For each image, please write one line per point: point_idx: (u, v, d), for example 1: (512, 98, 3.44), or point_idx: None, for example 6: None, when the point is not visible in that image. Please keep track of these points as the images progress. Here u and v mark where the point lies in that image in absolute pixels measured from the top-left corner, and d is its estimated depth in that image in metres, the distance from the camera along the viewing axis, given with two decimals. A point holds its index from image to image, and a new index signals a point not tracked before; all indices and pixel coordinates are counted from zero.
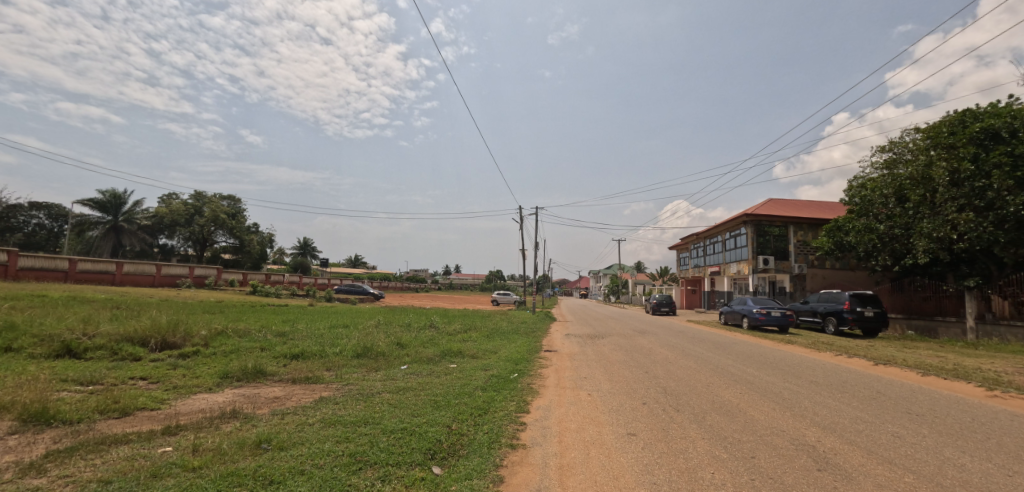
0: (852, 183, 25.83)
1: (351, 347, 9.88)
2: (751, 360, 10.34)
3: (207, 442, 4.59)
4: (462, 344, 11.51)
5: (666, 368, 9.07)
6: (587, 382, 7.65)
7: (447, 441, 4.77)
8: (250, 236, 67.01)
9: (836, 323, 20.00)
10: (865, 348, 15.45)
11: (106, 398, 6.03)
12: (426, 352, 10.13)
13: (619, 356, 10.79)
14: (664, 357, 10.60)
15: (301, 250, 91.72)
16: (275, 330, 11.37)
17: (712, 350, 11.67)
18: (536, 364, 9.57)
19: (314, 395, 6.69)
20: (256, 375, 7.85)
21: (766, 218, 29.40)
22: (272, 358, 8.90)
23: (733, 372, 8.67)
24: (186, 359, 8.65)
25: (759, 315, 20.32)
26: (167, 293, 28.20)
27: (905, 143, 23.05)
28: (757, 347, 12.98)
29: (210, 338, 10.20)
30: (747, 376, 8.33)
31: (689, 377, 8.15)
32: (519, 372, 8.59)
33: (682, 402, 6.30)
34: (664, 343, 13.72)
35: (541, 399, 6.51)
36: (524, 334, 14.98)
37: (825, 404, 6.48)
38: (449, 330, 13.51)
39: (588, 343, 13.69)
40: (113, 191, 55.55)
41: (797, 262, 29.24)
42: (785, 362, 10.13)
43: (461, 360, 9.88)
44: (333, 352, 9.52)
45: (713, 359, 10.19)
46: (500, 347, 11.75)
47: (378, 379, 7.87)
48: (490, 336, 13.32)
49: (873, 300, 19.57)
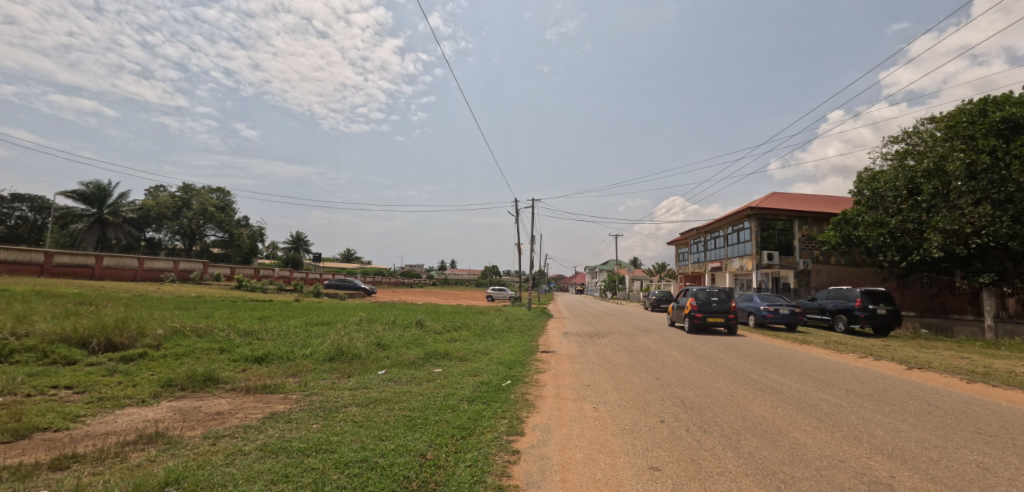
0: (861, 175, 24.86)
1: (324, 349, 8.75)
2: (771, 363, 9.32)
3: (98, 483, 3.47)
4: (450, 344, 10.42)
5: (678, 373, 8.03)
6: (591, 391, 6.60)
7: (418, 479, 3.66)
8: (240, 230, 65.57)
9: (846, 322, 19.06)
10: (882, 348, 14.46)
11: (5, 415, 4.90)
12: (408, 354, 9.01)
13: (623, 358, 9.74)
14: (673, 359, 9.55)
15: (294, 245, 90.18)
16: (244, 329, 10.26)
17: (726, 352, 10.63)
18: (532, 368, 8.50)
19: (264, 410, 5.59)
20: (205, 383, 6.72)
21: (770, 211, 28.48)
22: (230, 362, 7.77)
23: (755, 379, 7.66)
24: (129, 363, 7.49)
25: (766, 313, 19.30)
26: (145, 287, 26.88)
27: (919, 133, 22.06)
28: (772, 347, 11.97)
29: (165, 338, 9.06)
30: (772, 383, 7.34)
31: (706, 384, 7.15)
32: (512, 379, 7.46)
33: (708, 419, 5.27)
34: (670, 343, 12.67)
35: (538, 415, 5.40)
36: (520, 332, 13.92)
37: (878, 422, 5.48)
38: (437, 329, 12.43)
39: (588, 342, 12.61)
40: (97, 182, 53.56)
41: (802, 257, 28.12)
42: (809, 366, 9.11)
43: (448, 363, 8.79)
44: (302, 355, 8.40)
45: (729, 363, 9.18)
46: (492, 347, 10.69)
47: (348, 387, 6.75)
48: (481, 335, 12.26)
49: (886, 297, 18.63)
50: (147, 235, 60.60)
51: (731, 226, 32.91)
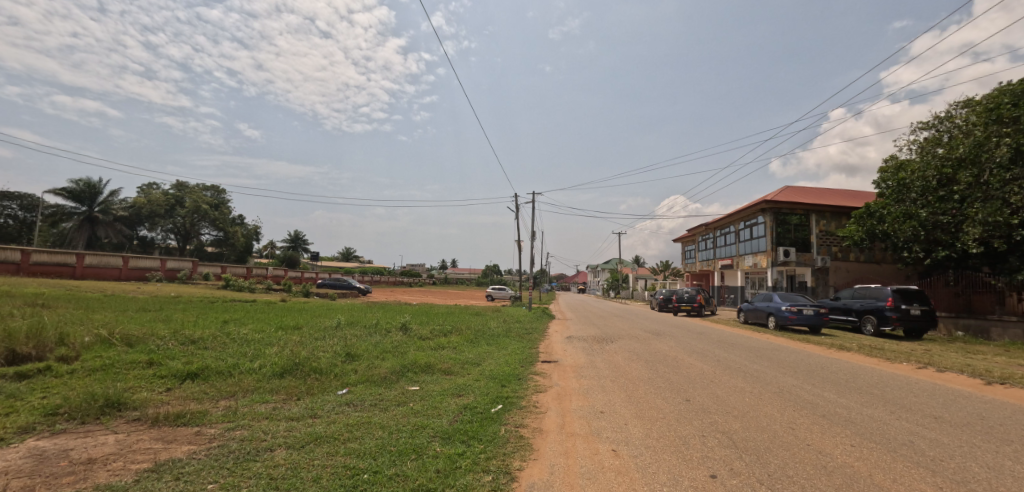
0: (886, 165, 23.14)
1: (277, 361, 7.20)
2: (818, 377, 7.74)
3: None
4: (434, 354, 8.82)
5: (710, 392, 6.47)
6: (606, 421, 5.06)
7: None
8: (234, 228, 64.24)
9: (876, 323, 17.41)
10: (927, 355, 12.75)
11: None
12: (379, 368, 7.43)
13: (638, 370, 8.20)
14: (699, 372, 7.98)
15: (292, 243, 88.71)
16: (191, 335, 8.73)
17: (759, 362, 9.02)
18: (528, 386, 6.91)
19: (155, 458, 4.06)
20: (103, 411, 5.20)
21: (787, 205, 26.73)
22: (153, 382, 6.27)
23: (811, 402, 6.09)
24: (21, 381, 5.97)
25: (788, 314, 17.69)
26: (121, 287, 25.28)
27: (952, 118, 20.34)
28: (807, 355, 10.39)
29: (88, 347, 7.52)
30: (834, 408, 5.82)
31: (752, 409, 5.62)
32: (503, 403, 5.86)
33: (777, 473, 3.71)
34: (689, 349, 11.08)
35: (535, 466, 3.84)
36: (517, 337, 12.36)
37: (1015, 476, 3.87)
38: (423, 334, 10.87)
39: (596, 349, 11.05)
40: (87, 180, 52.09)
41: (820, 254, 26.42)
42: (866, 382, 7.51)
43: (427, 379, 7.18)
44: (248, 369, 6.86)
45: (769, 377, 7.62)
46: (484, 357, 9.13)
47: (289, 416, 5.19)
48: (473, 341, 10.71)
49: (919, 297, 17.00)
50: (139, 233, 59.21)
51: (743, 221, 31.22)
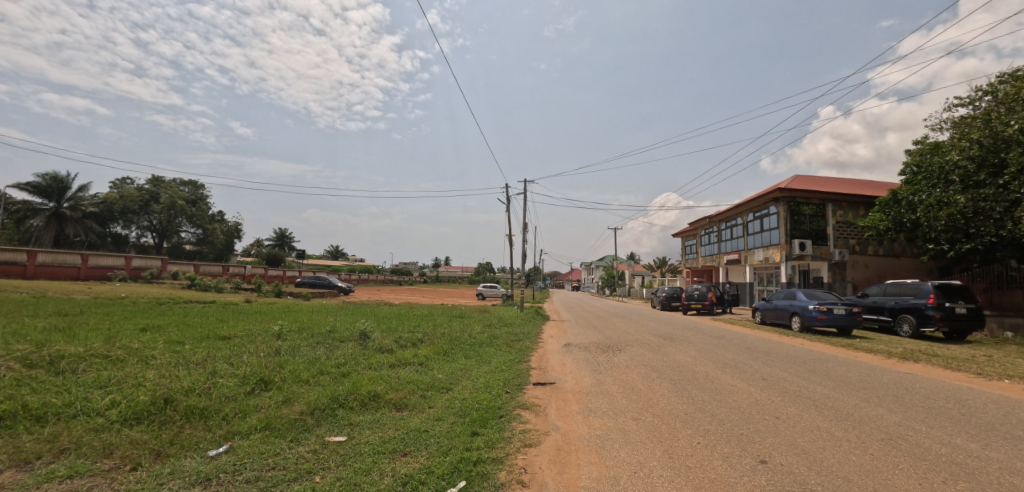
0: (914, 148, 21.07)
1: (142, 397, 4.86)
2: (919, 408, 5.56)
3: None
4: (388, 376, 6.51)
5: (790, 443, 4.24)
6: None
7: None
8: (214, 225, 61.67)
9: (914, 324, 15.35)
10: (1002, 363, 10.54)
11: None
12: (296, 403, 5.08)
13: (667, 399, 5.90)
14: (754, 402, 5.72)
15: (278, 241, 86.03)
16: (50, 353, 6.32)
17: (823, 384, 6.79)
18: (514, 433, 4.58)
19: None
20: None
21: (802, 193, 24.60)
22: None
23: (961, 465, 3.86)
24: None
25: (816, 314, 15.46)
26: (69, 288, 22.59)
27: (994, 92, 18.23)
28: (872, 369, 8.17)
29: None
30: (1006, 478, 3.61)
31: (882, 485, 3.40)
32: (469, 475, 3.53)
33: None
34: (720, 362, 8.79)
35: None
36: (504, 346, 10.09)
37: None
38: (383, 346, 8.55)
39: (603, 364, 8.69)
40: (54, 172, 48.99)
41: (837, 247, 24.37)
42: (995, 416, 5.30)
43: (366, 420, 4.87)
44: (88, 411, 4.56)
45: (852, 410, 5.42)
46: (459, 378, 6.86)
47: None
48: (448, 354, 8.44)
49: (964, 293, 14.92)
50: (113, 231, 56.06)
51: (751, 213, 29.14)
